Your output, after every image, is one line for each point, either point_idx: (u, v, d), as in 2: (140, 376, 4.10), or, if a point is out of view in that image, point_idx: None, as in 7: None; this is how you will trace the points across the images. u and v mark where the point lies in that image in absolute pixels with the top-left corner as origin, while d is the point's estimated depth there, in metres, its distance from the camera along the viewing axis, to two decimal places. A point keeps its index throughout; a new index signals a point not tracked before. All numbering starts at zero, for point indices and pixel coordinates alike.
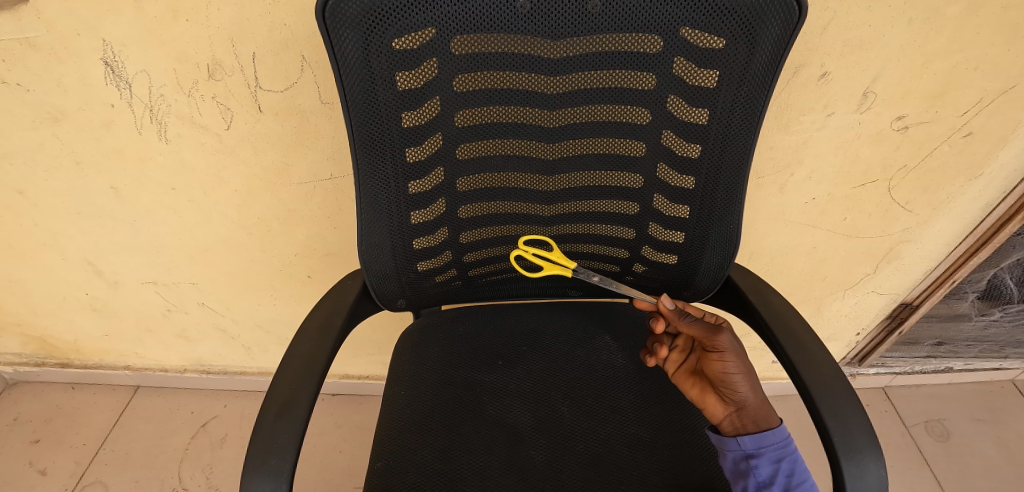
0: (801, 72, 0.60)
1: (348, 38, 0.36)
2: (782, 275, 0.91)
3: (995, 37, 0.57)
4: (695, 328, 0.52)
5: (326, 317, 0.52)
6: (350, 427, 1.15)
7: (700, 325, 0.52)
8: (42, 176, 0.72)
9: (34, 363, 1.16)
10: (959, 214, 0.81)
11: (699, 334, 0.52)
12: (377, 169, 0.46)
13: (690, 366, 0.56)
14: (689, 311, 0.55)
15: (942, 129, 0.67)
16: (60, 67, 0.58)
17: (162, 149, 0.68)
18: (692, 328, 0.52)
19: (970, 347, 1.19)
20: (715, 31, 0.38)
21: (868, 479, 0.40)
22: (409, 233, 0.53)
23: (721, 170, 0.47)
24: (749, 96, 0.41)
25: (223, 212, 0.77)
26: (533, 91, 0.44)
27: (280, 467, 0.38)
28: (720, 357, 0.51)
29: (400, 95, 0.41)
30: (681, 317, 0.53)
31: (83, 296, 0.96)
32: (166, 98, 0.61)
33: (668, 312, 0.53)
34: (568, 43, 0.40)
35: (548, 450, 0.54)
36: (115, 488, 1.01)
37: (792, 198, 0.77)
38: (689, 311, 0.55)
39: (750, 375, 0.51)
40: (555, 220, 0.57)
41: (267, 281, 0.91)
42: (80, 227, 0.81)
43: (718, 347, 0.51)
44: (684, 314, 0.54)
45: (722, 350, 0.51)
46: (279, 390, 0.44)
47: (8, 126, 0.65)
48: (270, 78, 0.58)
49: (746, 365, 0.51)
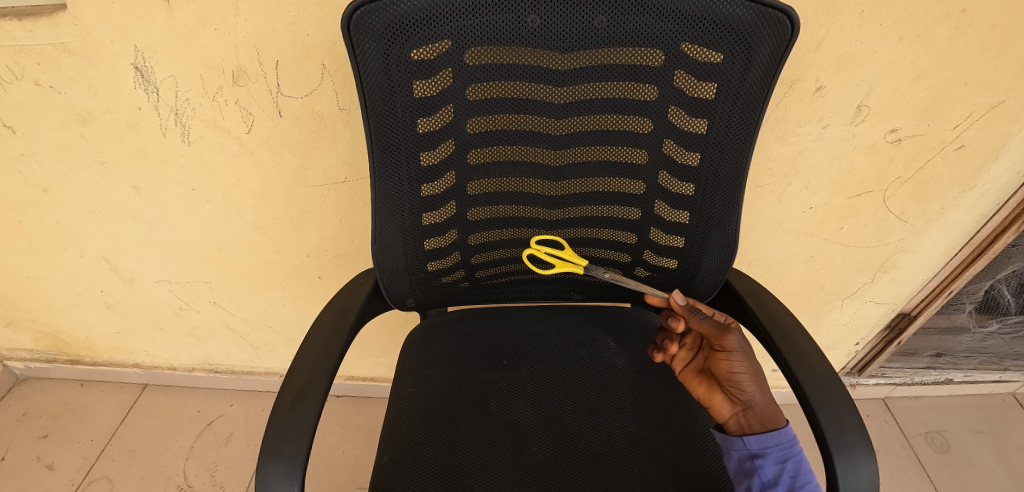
0: (797, 86, 0.63)
1: (370, 49, 0.39)
2: (781, 282, 0.93)
3: (984, 55, 0.59)
4: (704, 326, 0.52)
5: (339, 313, 0.55)
6: (353, 428, 1.17)
7: (711, 323, 0.52)
8: (66, 175, 0.75)
9: (45, 359, 1.18)
10: (954, 225, 0.83)
11: (708, 332, 0.52)
12: (392, 171, 0.48)
13: (698, 365, 0.57)
14: (699, 307, 0.56)
15: (935, 141, 0.69)
16: (91, 71, 0.61)
17: (184, 151, 0.71)
18: (702, 325, 0.52)
19: (969, 358, 1.20)
20: (713, 45, 0.41)
21: (860, 475, 0.41)
22: (421, 234, 0.56)
23: (720, 177, 0.50)
24: (745, 107, 0.44)
25: (239, 213, 0.80)
26: (541, 100, 0.47)
27: (295, 452, 0.40)
28: (727, 357, 0.51)
29: (416, 102, 0.44)
30: (693, 313, 0.53)
31: (97, 293, 0.99)
32: (191, 102, 0.64)
33: (679, 308, 0.54)
34: (574, 55, 0.43)
35: (551, 447, 0.56)
36: (121, 483, 1.03)
37: (789, 208, 0.80)
38: (700, 308, 0.55)
39: (758, 375, 0.51)
40: (561, 223, 0.60)
41: (277, 281, 0.93)
42: (99, 225, 0.84)
43: (726, 346, 0.51)
44: (695, 310, 0.54)
45: (729, 350, 0.51)
46: (294, 380, 0.46)
47: (37, 126, 0.68)
48: (290, 84, 0.61)
49: (754, 365, 0.51)
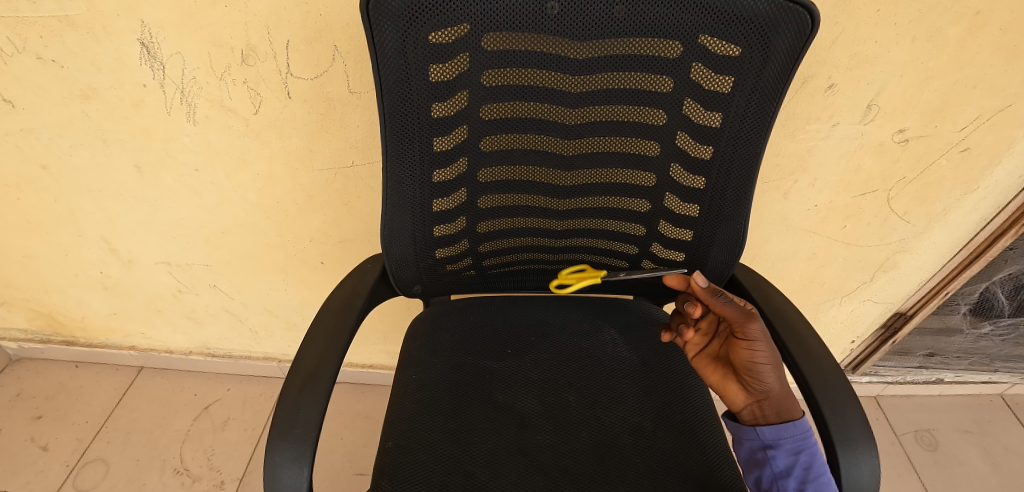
0: (809, 83, 0.63)
1: (388, 30, 0.38)
2: (782, 279, 0.94)
3: (994, 58, 0.60)
4: (728, 309, 0.51)
5: (346, 299, 0.54)
6: (352, 415, 1.17)
7: (735, 308, 0.50)
8: (67, 152, 0.74)
9: (39, 340, 1.17)
10: (956, 226, 0.83)
11: (732, 317, 0.51)
12: (404, 155, 0.48)
13: (713, 352, 0.57)
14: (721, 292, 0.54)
15: (941, 143, 0.70)
16: (96, 46, 0.60)
17: (189, 131, 0.70)
18: (726, 309, 0.51)
19: (960, 358, 1.22)
20: (731, 39, 0.40)
21: (862, 467, 0.42)
22: (431, 221, 0.55)
23: (731, 170, 0.50)
24: (761, 103, 0.44)
25: (243, 196, 0.79)
26: (555, 89, 0.46)
27: (304, 435, 0.41)
28: (749, 346, 0.50)
29: (432, 86, 0.43)
30: (716, 297, 0.52)
31: (95, 274, 0.97)
32: (198, 80, 0.63)
33: (702, 291, 0.52)
34: (592, 45, 0.42)
35: (554, 434, 0.56)
36: (117, 466, 1.03)
37: (795, 205, 0.80)
38: (724, 292, 0.53)
39: (781, 366, 0.51)
40: (569, 214, 0.60)
41: (280, 265, 0.93)
42: (98, 204, 0.83)
43: (748, 334, 0.50)
44: (718, 294, 0.52)
45: (752, 339, 0.50)
46: (302, 365, 0.46)
47: (38, 101, 0.67)
48: (300, 65, 0.60)
49: (776, 355, 0.50)
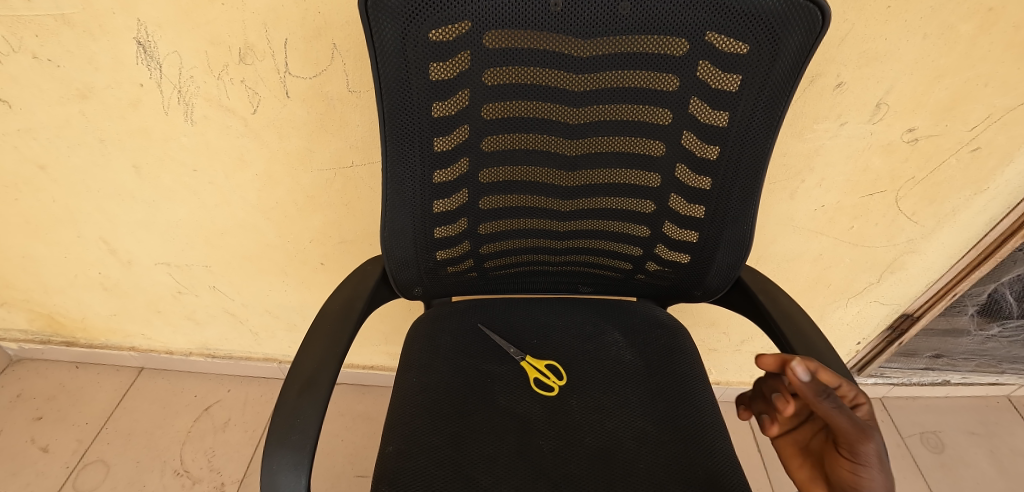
0: (817, 81, 0.62)
1: (387, 28, 0.37)
2: (788, 280, 0.93)
3: (1006, 56, 0.58)
4: (841, 420, 0.39)
5: (346, 302, 0.53)
6: (353, 416, 1.16)
7: (848, 420, 0.39)
8: (64, 152, 0.73)
9: (39, 340, 1.16)
10: (965, 227, 0.82)
11: (838, 426, 0.40)
12: (404, 155, 0.47)
13: (805, 440, 0.47)
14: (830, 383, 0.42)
15: (952, 142, 0.68)
16: (93, 45, 0.59)
17: (187, 131, 0.69)
18: (838, 419, 0.39)
19: (967, 360, 1.21)
20: (739, 36, 0.39)
21: None
22: (431, 222, 0.55)
23: (738, 170, 0.49)
24: (769, 102, 0.43)
25: (242, 196, 0.78)
26: (559, 88, 0.45)
27: (302, 442, 0.39)
28: (859, 464, 0.40)
29: (432, 85, 0.42)
30: (825, 402, 0.40)
31: (94, 274, 0.97)
32: (195, 79, 0.62)
33: (803, 389, 0.40)
34: (596, 43, 0.41)
35: (556, 439, 0.56)
36: (117, 467, 1.02)
37: (801, 206, 0.79)
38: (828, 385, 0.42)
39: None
40: (572, 215, 0.59)
41: (280, 266, 0.92)
42: (97, 204, 0.82)
43: (861, 454, 0.39)
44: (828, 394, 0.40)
45: (865, 460, 0.39)
46: (301, 369, 0.45)
47: (35, 101, 0.66)
48: (299, 64, 0.59)
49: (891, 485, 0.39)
